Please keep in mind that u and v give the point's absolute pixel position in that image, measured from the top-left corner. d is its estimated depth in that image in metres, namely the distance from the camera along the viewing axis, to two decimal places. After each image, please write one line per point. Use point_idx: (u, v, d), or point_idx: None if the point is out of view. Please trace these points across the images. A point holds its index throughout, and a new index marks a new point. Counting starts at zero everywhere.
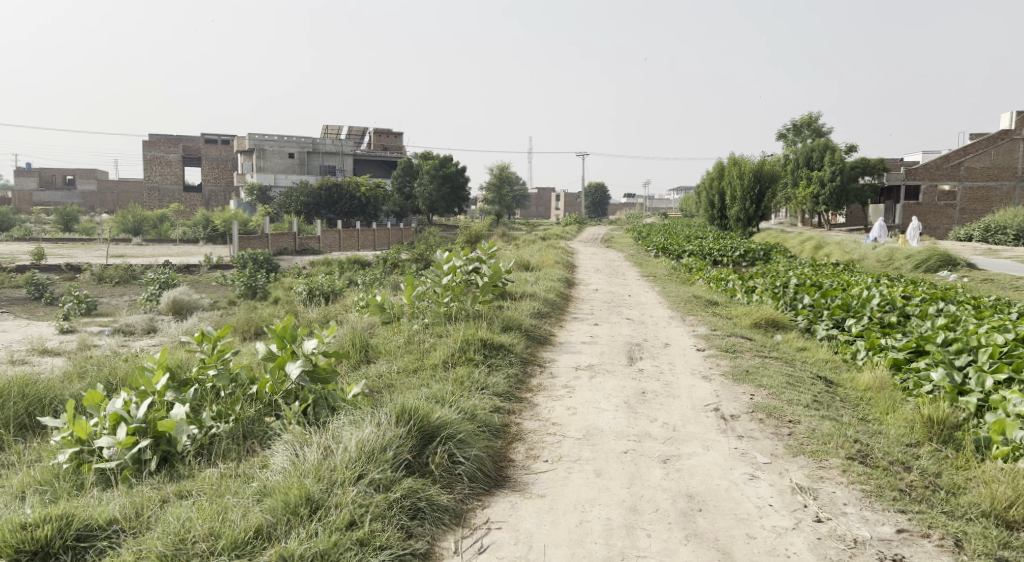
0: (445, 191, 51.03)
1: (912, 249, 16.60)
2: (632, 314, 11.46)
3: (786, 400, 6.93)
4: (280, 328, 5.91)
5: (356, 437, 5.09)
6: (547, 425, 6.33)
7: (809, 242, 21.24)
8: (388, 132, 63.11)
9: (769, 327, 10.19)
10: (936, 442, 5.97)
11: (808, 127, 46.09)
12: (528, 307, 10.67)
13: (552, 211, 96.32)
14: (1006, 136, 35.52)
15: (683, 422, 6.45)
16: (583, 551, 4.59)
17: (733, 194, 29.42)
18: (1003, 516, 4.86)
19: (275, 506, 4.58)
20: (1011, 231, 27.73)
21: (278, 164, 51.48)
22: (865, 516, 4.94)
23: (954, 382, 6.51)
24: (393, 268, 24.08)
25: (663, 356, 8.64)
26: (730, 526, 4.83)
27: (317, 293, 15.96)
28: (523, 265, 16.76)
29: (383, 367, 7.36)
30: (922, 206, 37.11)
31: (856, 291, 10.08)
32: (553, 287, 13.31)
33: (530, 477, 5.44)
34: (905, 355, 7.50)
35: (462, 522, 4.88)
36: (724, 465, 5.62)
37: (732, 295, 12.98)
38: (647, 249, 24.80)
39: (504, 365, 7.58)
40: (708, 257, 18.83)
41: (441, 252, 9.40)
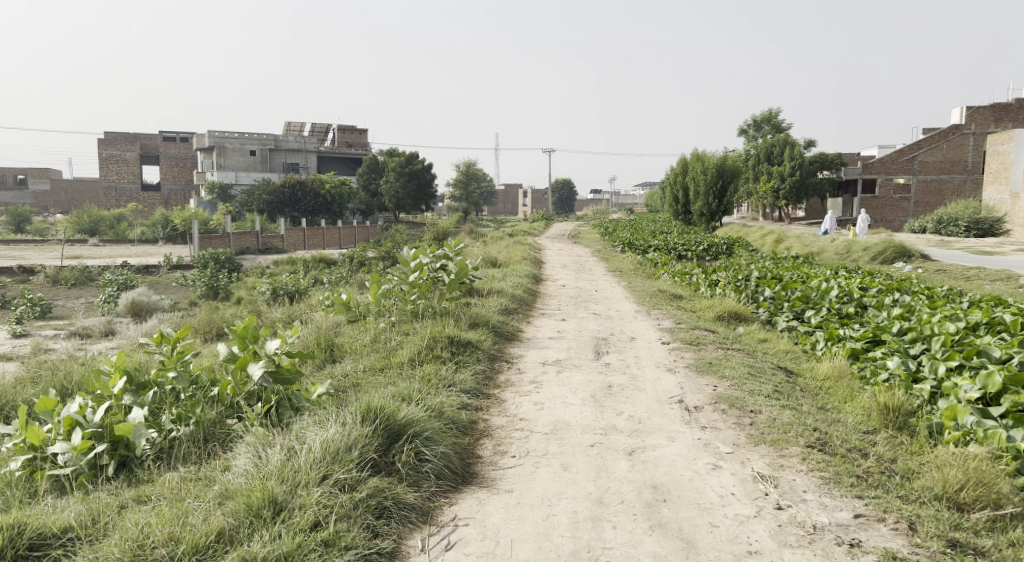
0: (411, 188, 50.79)
1: (869, 241, 16.95)
2: (599, 309, 11.56)
3: (747, 390, 7.05)
4: (242, 328, 5.83)
5: (321, 437, 5.06)
6: (515, 421, 6.35)
7: (770, 236, 21.57)
8: (352, 129, 62.70)
9: (731, 320, 10.31)
10: (893, 429, 6.11)
11: (768, 123, 46.80)
12: (495, 303, 10.65)
13: (519, 208, 96.38)
14: (957, 130, 36.12)
15: (648, 414, 6.53)
16: (550, 545, 4.62)
17: (697, 189, 29.73)
18: (955, 498, 4.98)
19: (238, 509, 4.55)
20: (962, 223, 28.50)
21: (239, 161, 50.79)
22: (824, 502, 5.05)
23: (909, 370, 6.69)
24: (359, 267, 23.97)
25: (629, 350, 8.72)
26: (693, 516, 4.90)
27: (281, 293, 15.85)
28: (489, 262, 16.75)
29: (349, 365, 7.32)
30: (878, 200, 37.92)
31: (816, 283, 10.28)
32: (520, 283, 13.32)
33: (497, 473, 5.46)
34: (862, 345, 7.67)
35: (429, 520, 4.88)
36: (688, 455, 5.70)
37: (696, 289, 13.13)
38: (613, 244, 25.00)
39: (471, 362, 7.58)
40: (674, 252, 19.02)
41: (407, 249, 9.33)
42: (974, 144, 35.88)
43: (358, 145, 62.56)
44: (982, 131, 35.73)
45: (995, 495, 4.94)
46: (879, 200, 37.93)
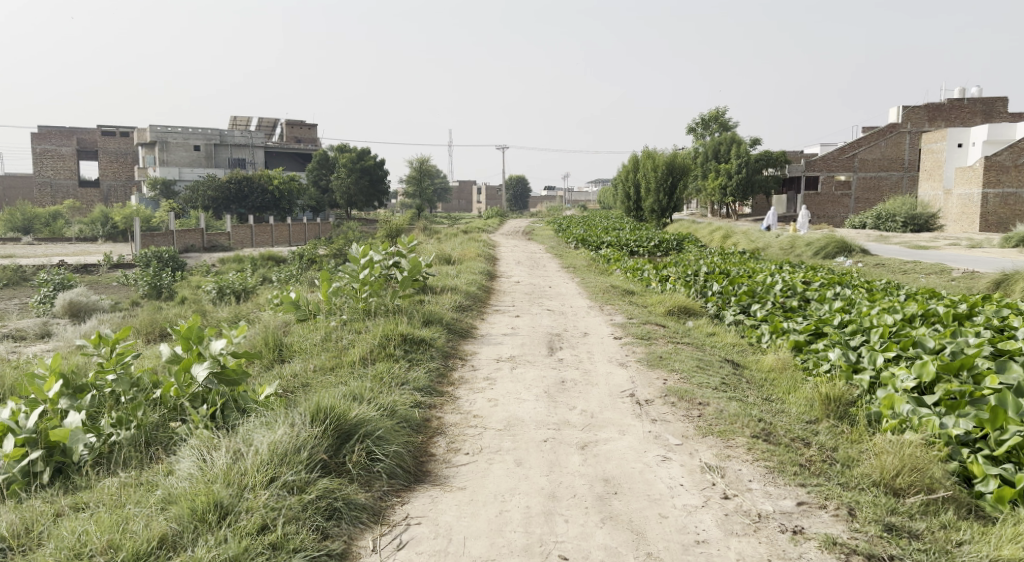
0: (363, 185, 50.30)
1: (812, 236, 17.36)
2: (552, 305, 11.62)
3: (696, 383, 7.18)
4: (186, 329, 5.72)
5: (268, 439, 5.00)
6: (468, 418, 6.36)
7: (718, 232, 21.95)
8: (302, 125, 61.92)
9: (681, 314, 10.46)
10: (834, 418, 6.29)
11: (715, 122, 47.58)
12: (449, 300, 10.63)
13: (473, 204, 96.32)
14: (894, 130, 37.21)
15: (600, 408, 6.59)
16: (502, 541, 4.64)
17: (647, 185, 30.08)
18: (891, 484, 5.15)
19: (181, 513, 4.47)
20: (899, 219, 29.41)
21: (183, 157, 49.71)
22: (768, 491, 5.17)
23: (849, 361, 6.91)
24: (309, 264, 23.68)
25: (582, 346, 8.79)
26: (643, 508, 4.97)
27: (227, 292, 15.58)
28: (443, 258, 16.69)
29: (299, 365, 7.22)
30: (821, 196, 38.82)
31: (761, 277, 10.52)
32: (474, 280, 13.31)
33: (451, 470, 5.46)
34: (805, 337, 7.89)
35: (381, 519, 4.86)
36: (639, 448, 5.78)
37: (648, 284, 13.31)
38: (567, 241, 25.17)
39: (425, 360, 7.56)
40: (626, 248, 19.22)
41: (358, 246, 9.23)
42: (910, 142, 37.06)
43: (307, 141, 61.67)
44: (917, 130, 36.95)
45: (928, 479, 5.12)
46: (821, 196, 38.82)
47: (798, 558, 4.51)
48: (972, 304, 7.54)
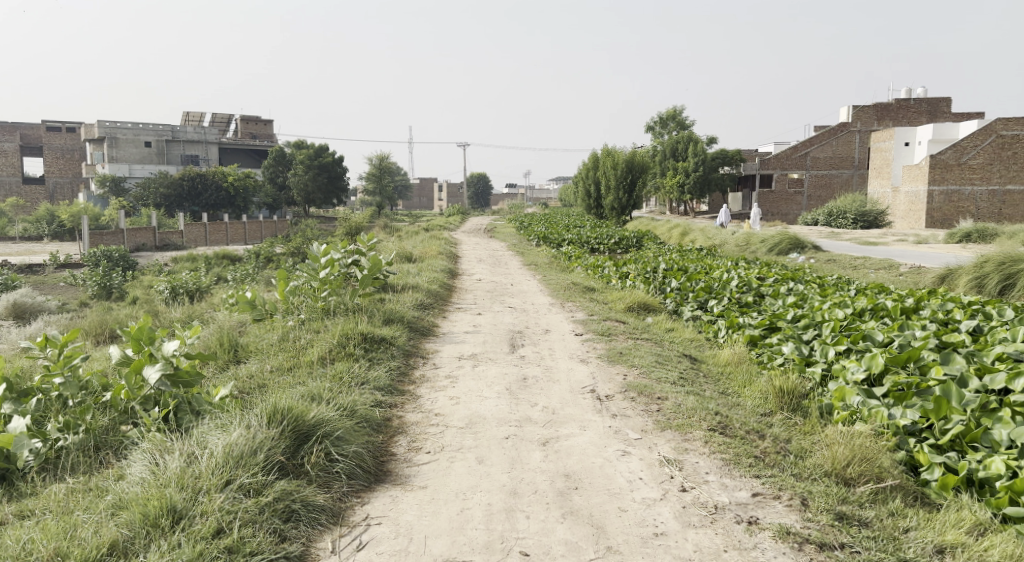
0: (321, 182, 49.76)
1: (767, 233, 17.65)
2: (514, 302, 11.64)
3: (655, 378, 7.26)
4: (136, 330, 5.63)
5: (223, 441, 4.93)
6: (430, 416, 6.34)
7: (676, 229, 22.24)
8: (256, 120, 62.48)
9: (640, 311, 10.56)
10: (787, 410, 6.42)
11: (673, 120, 48.09)
12: (410, 298, 10.58)
13: (435, 202, 96.02)
14: (845, 128, 38.11)
15: (562, 404, 6.63)
16: (463, 539, 4.64)
17: (607, 183, 30.29)
18: (842, 474, 5.27)
19: (132, 519, 4.39)
20: (849, 216, 30.11)
21: (134, 153, 48.66)
22: (724, 482, 5.25)
23: (802, 354, 7.07)
24: (266, 263, 23.36)
25: (543, 343, 8.83)
26: (603, 502, 5.01)
27: (180, 292, 15.31)
28: (404, 256, 16.60)
29: (255, 366, 7.12)
30: (775, 194, 39.45)
31: (717, 274, 10.69)
32: (435, 278, 13.26)
33: (411, 470, 5.44)
34: (759, 331, 8.03)
35: (340, 521, 4.82)
36: (599, 443, 5.83)
37: (608, 281, 13.39)
38: (528, 238, 25.23)
39: (385, 358, 7.53)
40: (587, 245, 19.36)
41: (318, 245, 9.12)
42: (860, 141, 37.94)
43: (263, 138, 62.03)
44: (866, 129, 37.86)
45: (877, 468, 5.25)
46: (775, 194, 39.45)
47: (754, 547, 4.58)
48: (919, 298, 7.77)
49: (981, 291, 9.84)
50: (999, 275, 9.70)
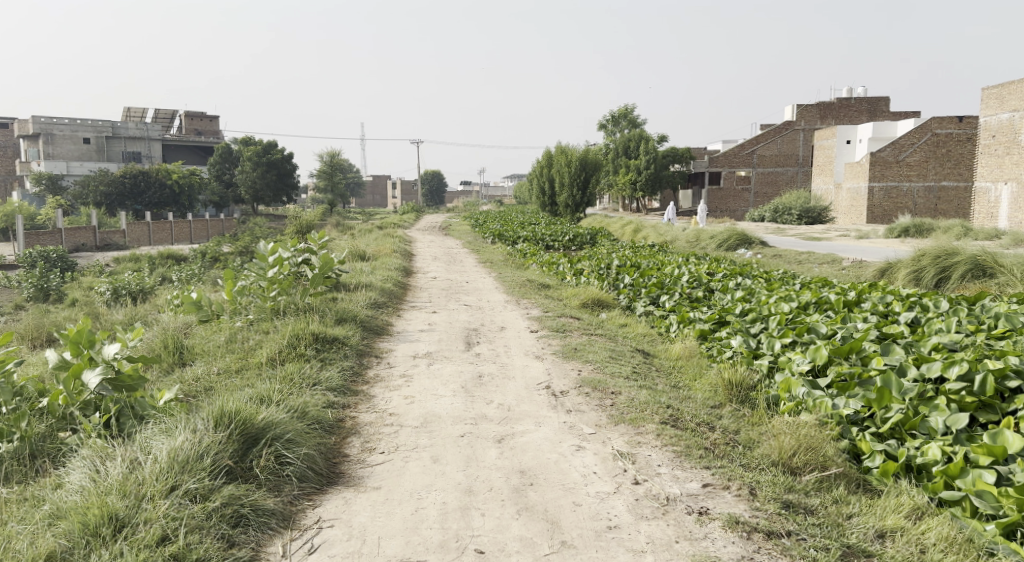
0: (271, 179, 48.91)
1: (716, 229, 17.95)
2: (470, 301, 11.62)
3: (609, 373, 7.32)
4: (75, 333, 5.47)
5: (168, 446, 4.82)
6: (384, 416, 6.29)
7: (628, 226, 22.43)
8: (202, 116, 62.00)
9: (595, 306, 10.61)
10: (736, 402, 6.54)
11: (625, 119, 48.60)
12: (364, 297, 10.47)
13: (388, 199, 95.39)
14: (789, 127, 38.92)
15: (517, 401, 6.64)
16: (417, 538, 4.60)
17: (561, 180, 30.44)
18: (788, 464, 5.37)
19: (71, 529, 4.27)
20: (795, 212, 30.76)
21: (71, 149, 47.46)
22: (676, 474, 5.32)
23: (749, 347, 7.23)
24: (213, 263, 22.95)
25: (499, 340, 8.81)
26: (558, 497, 5.03)
27: (123, 293, 14.97)
28: (357, 254, 16.43)
29: (201, 368, 6.97)
30: (723, 191, 40.22)
31: (669, 270, 10.87)
32: (388, 276, 13.18)
33: (365, 471, 5.39)
34: (709, 326, 8.18)
35: (291, 524, 4.75)
36: (554, 439, 5.84)
37: (563, 277, 13.45)
38: (483, 236, 25.23)
39: (338, 359, 7.44)
40: (541, 242, 19.48)
41: (266, 243, 8.91)
42: (804, 139, 38.81)
43: (207, 133, 61.38)
44: (810, 128, 38.73)
45: (822, 457, 5.36)
46: (723, 191, 40.24)
47: (705, 536, 4.63)
48: (860, 291, 7.98)
49: (918, 284, 10.13)
50: (935, 268, 10.01)
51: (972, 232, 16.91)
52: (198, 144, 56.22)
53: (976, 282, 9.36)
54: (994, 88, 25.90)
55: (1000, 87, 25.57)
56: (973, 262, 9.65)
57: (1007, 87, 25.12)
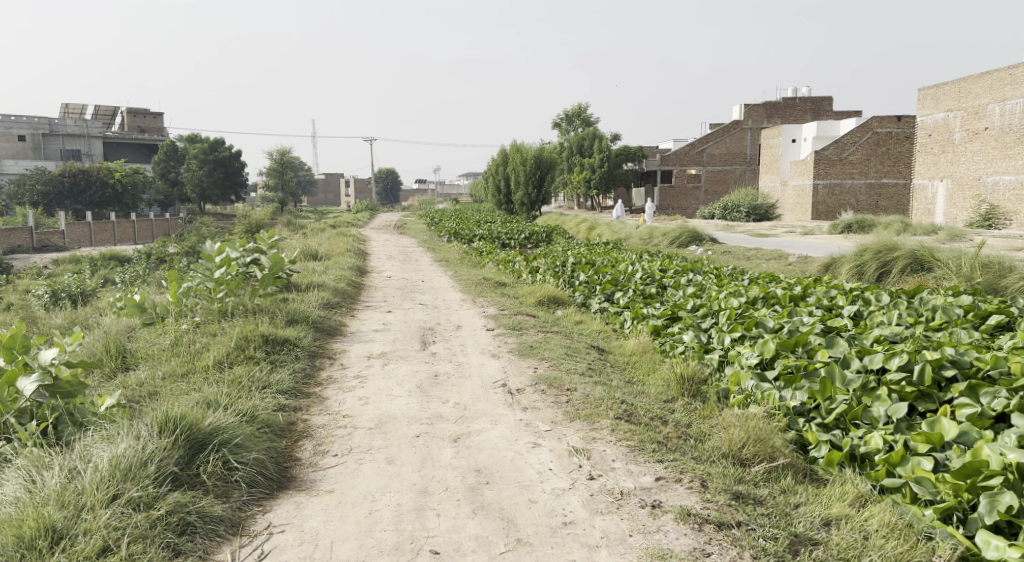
0: (218, 177, 48.02)
1: (667, 227, 18.15)
2: (425, 299, 11.54)
3: (565, 369, 7.35)
4: (8, 338, 5.30)
5: (109, 454, 4.68)
6: (337, 418, 6.20)
7: (584, 223, 22.55)
8: (145, 113, 60.68)
9: (551, 304, 10.62)
10: (688, 396, 6.61)
11: (578, 118, 48.91)
12: (316, 297, 10.34)
13: (341, 198, 94.33)
14: (737, 126, 39.56)
15: (473, 400, 6.61)
16: (372, 541, 4.55)
17: (516, 178, 30.49)
18: (738, 455, 5.46)
19: (6, 542, 4.13)
20: (743, 209, 31.34)
21: (6, 147, 46.01)
22: (630, 469, 5.35)
23: (700, 342, 7.34)
24: (157, 264, 22.45)
25: (454, 339, 8.77)
26: (514, 494, 5.02)
27: (62, 297, 14.54)
28: (309, 254, 16.16)
29: (146, 373, 6.78)
30: (674, 189, 40.74)
31: (623, 267, 10.96)
32: (342, 276, 13.02)
33: (317, 474, 5.30)
34: (662, 322, 8.28)
35: (240, 530, 4.65)
36: (510, 437, 5.83)
37: (518, 276, 13.45)
38: (439, 234, 25.15)
39: (289, 361, 7.31)
40: (497, 241, 19.45)
41: (212, 243, 8.74)
42: (751, 138, 39.49)
43: (151, 130, 59.99)
44: (756, 127, 39.42)
45: (770, 449, 5.45)
46: (675, 189, 40.76)
47: (658, 529, 4.67)
48: (806, 285, 8.16)
49: (860, 279, 10.37)
50: (876, 262, 10.25)
51: (912, 228, 17.38)
52: (140, 141, 54.96)
53: (915, 276, 9.61)
54: (929, 88, 26.68)
55: (935, 88, 26.34)
56: (911, 257, 9.93)
57: (942, 87, 25.89)
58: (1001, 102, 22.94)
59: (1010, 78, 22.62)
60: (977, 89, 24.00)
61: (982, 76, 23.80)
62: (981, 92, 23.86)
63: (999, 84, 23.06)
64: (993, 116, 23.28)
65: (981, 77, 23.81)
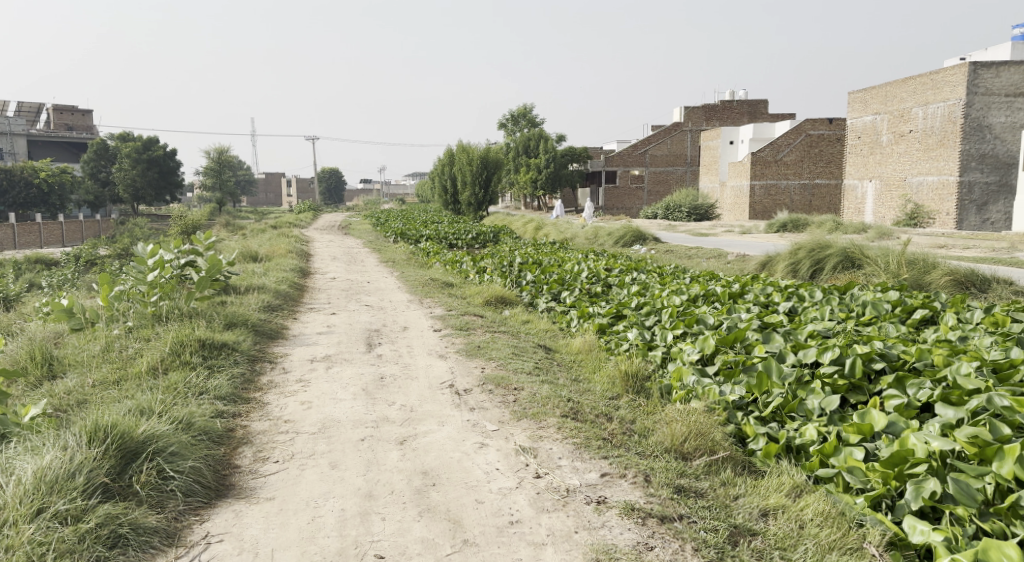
0: (152, 177, 46.81)
1: (612, 227, 18.30)
2: (370, 301, 11.40)
3: (512, 369, 7.34)
4: None
5: (34, 466, 4.52)
6: (279, 423, 6.08)
7: (530, 223, 22.62)
8: (73, 111, 58.78)
9: (498, 304, 10.61)
10: (632, 392, 6.67)
11: (524, 119, 49.08)
12: (256, 300, 10.10)
13: (283, 199, 92.85)
14: (678, 128, 40.27)
15: (420, 401, 6.55)
16: (314, 548, 4.46)
17: (463, 178, 30.40)
18: (679, 449, 5.53)
19: None
20: (684, 209, 31.86)
21: None
22: (576, 466, 5.37)
23: (644, 339, 7.43)
24: (88, 267, 21.71)
25: (401, 340, 8.69)
26: (461, 495, 4.99)
27: None
28: (249, 256, 15.84)
29: (74, 381, 6.53)
30: (619, 189, 40.94)
31: (569, 267, 11.04)
32: (283, 278, 12.75)
33: (257, 481, 5.18)
34: (607, 320, 8.34)
35: (176, 541, 4.51)
36: (457, 438, 5.80)
37: (465, 276, 13.40)
38: (386, 235, 24.90)
39: (227, 366, 7.13)
40: (444, 241, 19.38)
41: (145, 246, 8.52)
42: (691, 140, 40.19)
43: (79, 129, 58.11)
44: (696, 129, 40.16)
45: (710, 442, 5.54)
46: (619, 189, 41.00)
47: (602, 525, 4.68)
48: (744, 282, 8.34)
49: (795, 277, 10.62)
50: (810, 261, 10.51)
51: (844, 227, 17.92)
52: (67, 139, 53.22)
53: (846, 273, 9.88)
54: (858, 92, 27.53)
55: (864, 92, 27.21)
56: (843, 255, 10.22)
57: (869, 91, 26.76)
58: (924, 105, 23.79)
59: (932, 83, 23.47)
60: (902, 93, 24.84)
61: (906, 80, 24.65)
62: (905, 96, 24.70)
63: (922, 89, 23.90)
64: (916, 119, 24.15)
65: (905, 81, 24.65)
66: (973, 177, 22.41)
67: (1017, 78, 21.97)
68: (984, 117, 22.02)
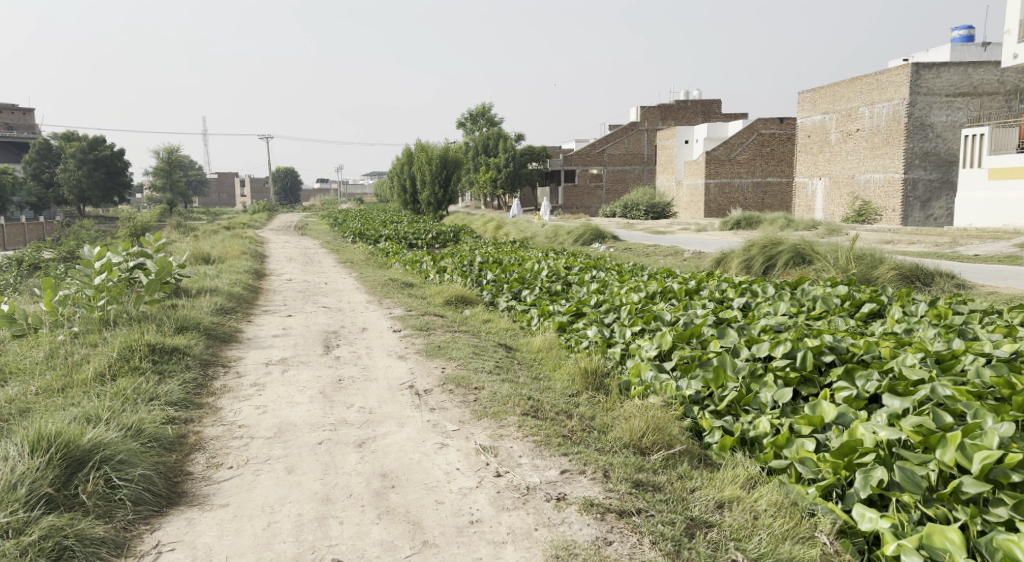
0: (99, 178, 45.75)
1: (571, 226, 18.31)
2: (329, 302, 11.27)
3: (472, 368, 7.31)
4: None
5: None
6: (233, 429, 5.96)
7: (490, 222, 22.57)
8: (13, 110, 57.13)
9: (458, 303, 10.55)
10: (592, 389, 6.70)
11: (482, 118, 49.00)
12: (208, 303, 9.90)
13: (236, 199, 91.31)
14: (634, 127, 40.57)
15: (379, 403, 6.49)
16: (270, 554, 4.39)
17: (422, 178, 30.23)
18: (638, 444, 5.57)
19: None
20: (642, 208, 32.09)
21: None
22: (536, 463, 5.37)
23: (603, 336, 7.48)
24: (32, 270, 21.04)
25: (359, 341, 8.60)
26: (420, 497, 4.95)
27: None
28: (201, 258, 15.53)
29: (16, 389, 6.31)
30: (577, 188, 41.30)
31: (529, 265, 11.06)
32: (238, 281, 12.51)
33: (211, 488, 5.07)
34: (567, 318, 8.36)
35: (125, 552, 4.40)
36: (417, 438, 5.76)
37: (425, 276, 13.31)
38: (343, 235, 24.64)
39: (179, 371, 6.96)
40: (403, 241, 19.24)
41: (90, 249, 8.29)
42: (647, 139, 40.53)
43: (20, 129, 56.49)
44: (652, 128, 40.50)
45: (668, 437, 5.58)
46: (577, 188, 41.36)
47: (562, 522, 4.68)
48: (699, 279, 8.45)
49: (749, 273, 10.77)
50: (763, 257, 10.67)
51: (795, 223, 18.25)
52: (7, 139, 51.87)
53: (797, 269, 10.06)
54: (808, 92, 28.07)
55: (813, 92, 27.75)
56: (795, 252, 10.40)
57: (819, 91, 27.30)
58: (870, 105, 24.34)
59: (877, 83, 24.01)
60: (849, 93, 25.37)
61: (853, 81, 25.19)
62: (853, 96, 25.24)
63: (868, 89, 24.44)
64: (864, 118, 24.69)
65: (852, 81, 25.20)
66: (917, 174, 22.99)
67: (957, 78, 22.58)
68: (926, 116, 22.64)
